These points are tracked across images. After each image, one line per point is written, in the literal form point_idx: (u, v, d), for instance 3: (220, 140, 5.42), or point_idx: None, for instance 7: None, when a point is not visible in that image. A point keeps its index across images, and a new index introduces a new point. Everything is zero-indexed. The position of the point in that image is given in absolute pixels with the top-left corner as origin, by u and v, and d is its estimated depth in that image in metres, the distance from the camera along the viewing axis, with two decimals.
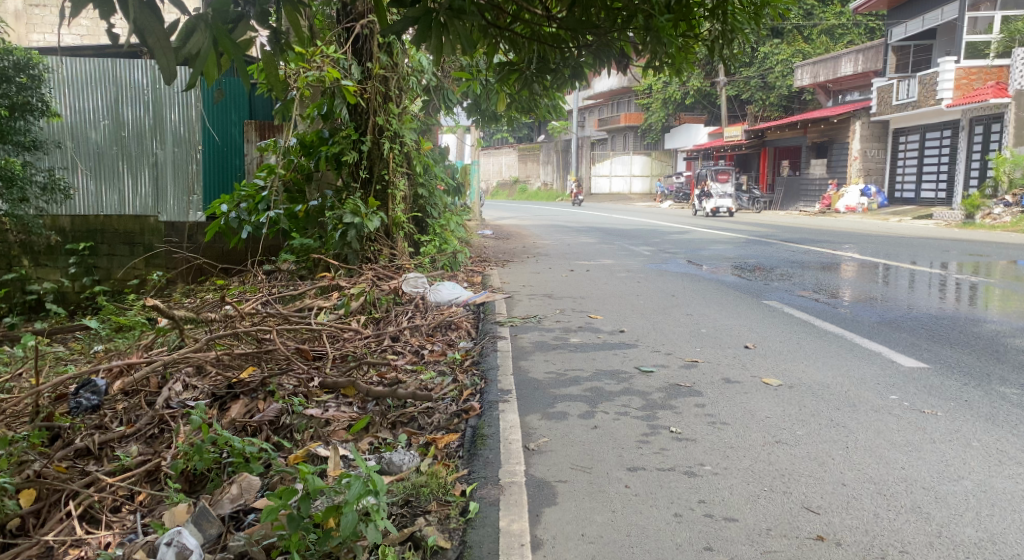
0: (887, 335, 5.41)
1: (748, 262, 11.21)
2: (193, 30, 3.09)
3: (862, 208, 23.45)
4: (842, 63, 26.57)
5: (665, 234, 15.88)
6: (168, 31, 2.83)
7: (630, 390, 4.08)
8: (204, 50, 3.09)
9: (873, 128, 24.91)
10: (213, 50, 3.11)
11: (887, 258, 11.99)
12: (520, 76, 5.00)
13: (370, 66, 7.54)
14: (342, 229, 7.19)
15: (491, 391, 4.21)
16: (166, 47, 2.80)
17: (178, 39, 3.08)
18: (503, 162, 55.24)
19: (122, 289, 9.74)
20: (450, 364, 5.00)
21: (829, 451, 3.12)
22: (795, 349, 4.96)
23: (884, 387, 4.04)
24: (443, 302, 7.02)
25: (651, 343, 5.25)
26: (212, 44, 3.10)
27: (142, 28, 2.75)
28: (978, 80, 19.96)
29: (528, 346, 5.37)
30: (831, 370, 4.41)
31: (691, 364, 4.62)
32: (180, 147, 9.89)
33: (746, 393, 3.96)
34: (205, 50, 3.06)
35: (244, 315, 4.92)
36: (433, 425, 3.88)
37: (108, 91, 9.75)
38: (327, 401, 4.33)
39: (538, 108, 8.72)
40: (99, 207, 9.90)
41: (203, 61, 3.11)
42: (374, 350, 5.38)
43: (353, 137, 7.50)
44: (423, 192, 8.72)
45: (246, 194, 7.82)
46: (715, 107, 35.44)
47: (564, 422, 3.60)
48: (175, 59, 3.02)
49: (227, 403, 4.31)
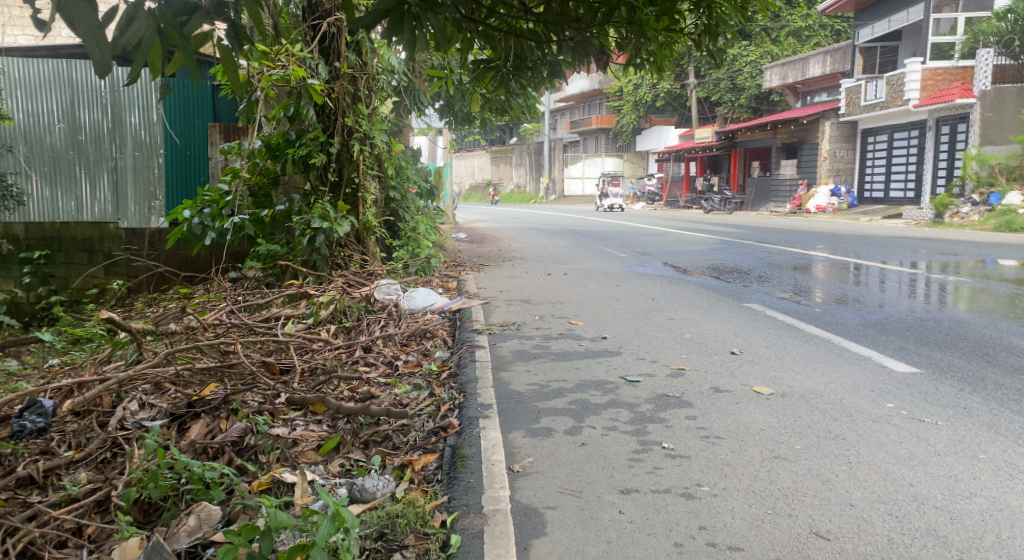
0: (874, 338, 5.24)
1: (725, 263, 11.07)
2: (133, 18, 2.83)
3: (832, 208, 23.62)
4: (810, 64, 26.71)
5: (640, 236, 15.79)
6: (103, 21, 2.58)
7: (617, 402, 3.87)
8: (146, 38, 2.82)
9: (842, 129, 25.07)
10: (158, 40, 2.85)
11: (858, 257, 11.93)
12: (497, 74, 4.79)
13: (338, 65, 7.29)
14: (310, 234, 6.91)
15: (470, 406, 3.97)
16: (100, 39, 2.54)
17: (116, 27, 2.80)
18: (475, 165, 55.21)
19: (80, 299, 9.35)
20: (426, 378, 4.76)
21: (832, 468, 2.93)
22: (783, 354, 4.77)
23: (879, 394, 3.84)
24: (417, 310, 6.79)
25: (635, 350, 5.06)
26: (156, 34, 2.84)
27: (71, 15, 2.50)
28: (944, 81, 20.38)
29: (507, 355, 5.14)
30: (824, 375, 4.23)
31: (677, 372, 4.42)
32: (140, 151, 9.52)
33: (739, 404, 3.77)
34: (148, 38, 2.80)
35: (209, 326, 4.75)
36: (409, 444, 3.64)
37: (64, 94, 9.38)
38: (295, 419, 4.17)
39: (512, 109, 8.52)
40: (54, 213, 9.60)
41: (146, 51, 2.84)
42: (345, 363, 5.16)
43: (322, 138, 7.24)
44: (395, 196, 8.43)
45: (210, 199, 7.64)
46: (685, 109, 35.64)
47: (549, 440, 3.38)
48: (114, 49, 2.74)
49: (186, 423, 4.09)
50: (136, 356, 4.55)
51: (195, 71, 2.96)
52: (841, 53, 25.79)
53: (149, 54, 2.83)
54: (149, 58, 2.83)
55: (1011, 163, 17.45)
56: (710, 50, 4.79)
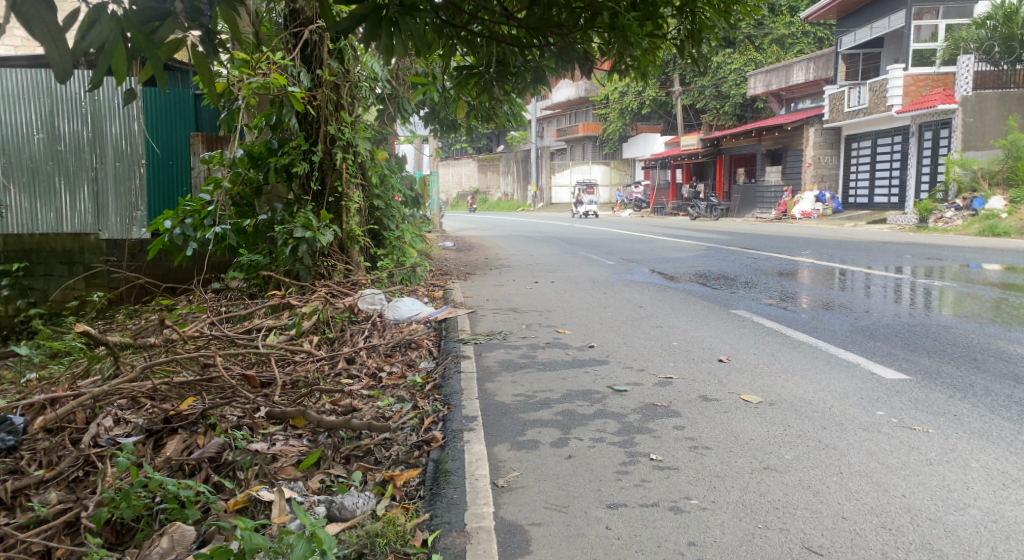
0: (862, 344, 5.19)
1: (712, 270, 11.04)
2: (94, 22, 2.74)
3: (817, 214, 23.72)
4: (793, 71, 26.87)
5: (626, 243, 15.77)
6: (62, 25, 2.50)
7: (604, 413, 3.80)
8: (109, 42, 2.74)
9: (826, 135, 25.20)
10: (121, 42, 2.77)
11: (843, 263, 11.95)
12: (479, 80, 4.64)
13: (319, 72, 7.20)
14: (292, 244, 6.81)
15: (455, 419, 3.89)
16: (59, 43, 2.46)
17: (79, 29, 2.71)
18: (462, 173, 55.18)
19: (59, 312, 9.25)
20: (410, 390, 4.67)
21: (823, 479, 2.87)
22: (771, 362, 4.72)
23: (868, 401, 3.78)
24: (402, 319, 6.70)
25: (622, 358, 5.00)
26: (119, 37, 2.76)
27: (28, 16, 2.41)
28: (926, 88, 20.44)
29: (493, 365, 5.06)
30: (812, 383, 4.18)
31: (665, 381, 4.36)
32: (121, 162, 9.39)
33: (727, 413, 3.71)
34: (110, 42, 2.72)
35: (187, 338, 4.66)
36: (391, 459, 3.55)
37: (43, 104, 9.23)
38: (275, 434, 4.12)
39: (497, 116, 8.46)
40: (34, 225, 9.40)
41: (109, 55, 2.76)
42: (328, 375, 5.07)
43: (304, 147, 7.17)
44: (380, 204, 8.40)
45: (191, 209, 7.40)
46: (670, 117, 35.75)
47: (535, 453, 3.30)
48: (75, 54, 2.66)
49: (163, 439, 4.02)
50: (112, 370, 4.48)
51: (159, 75, 2.90)
52: (824, 60, 25.93)
53: (113, 57, 2.75)
54: (114, 60, 2.75)
55: (994, 168, 17.58)
56: (694, 54, 4.66)
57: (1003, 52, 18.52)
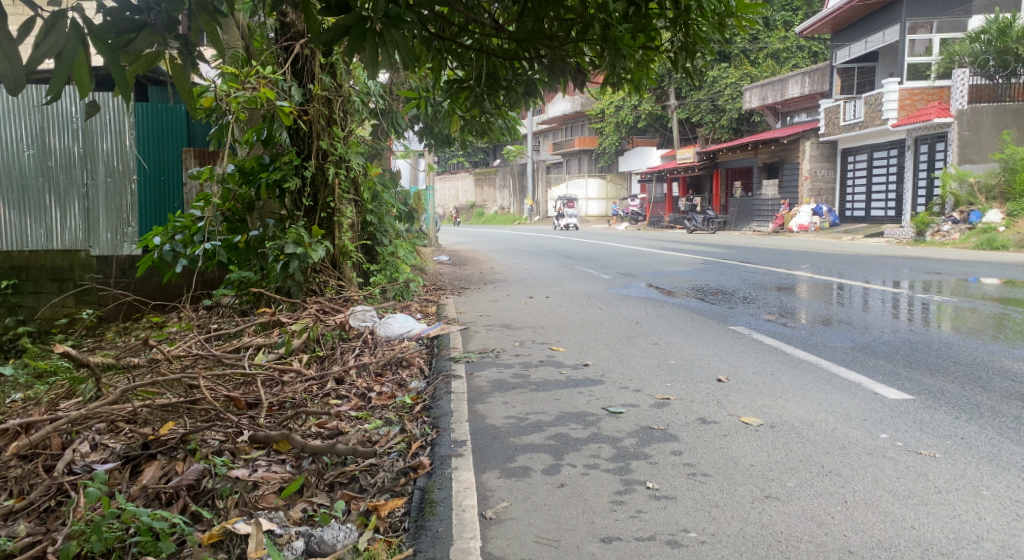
0: (863, 362, 5.06)
1: (709, 285, 10.92)
2: (53, 28, 2.67)
3: (814, 227, 23.65)
4: (789, 85, 26.88)
5: (623, 258, 15.66)
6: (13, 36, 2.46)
7: (599, 437, 3.66)
8: (68, 50, 2.68)
9: (822, 149, 25.18)
10: (81, 50, 2.71)
11: (840, 277, 11.85)
12: (470, 95, 4.59)
13: (311, 87, 7.06)
14: (284, 260, 6.72)
15: (443, 443, 3.75)
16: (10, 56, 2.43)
17: (36, 36, 2.64)
18: (459, 187, 55.13)
19: (50, 329, 9.03)
20: (399, 412, 4.53)
21: (827, 508, 2.73)
22: (771, 381, 4.59)
23: (872, 423, 3.64)
24: (393, 336, 6.56)
25: (617, 378, 4.86)
26: (79, 45, 2.70)
27: None
28: (921, 101, 20.41)
29: (484, 385, 4.92)
30: (813, 404, 4.04)
31: (662, 403, 4.22)
32: (112, 178, 9.28)
33: (726, 436, 3.57)
34: (69, 50, 2.66)
35: (170, 359, 4.56)
36: (376, 486, 3.42)
37: (33, 120, 9.11)
38: (257, 460, 4.00)
39: (491, 130, 8.36)
40: (23, 240, 9.29)
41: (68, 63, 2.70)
42: (316, 396, 4.93)
43: (296, 162, 7.03)
44: (373, 219, 8.24)
45: (181, 225, 7.42)
46: (666, 130, 35.75)
47: (525, 481, 3.16)
48: (31, 63, 2.60)
49: (141, 465, 3.94)
50: (93, 392, 4.42)
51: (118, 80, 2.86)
52: (819, 74, 25.97)
53: (73, 65, 2.68)
54: (74, 67, 2.68)
55: (991, 181, 17.53)
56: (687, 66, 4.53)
57: (997, 66, 18.50)
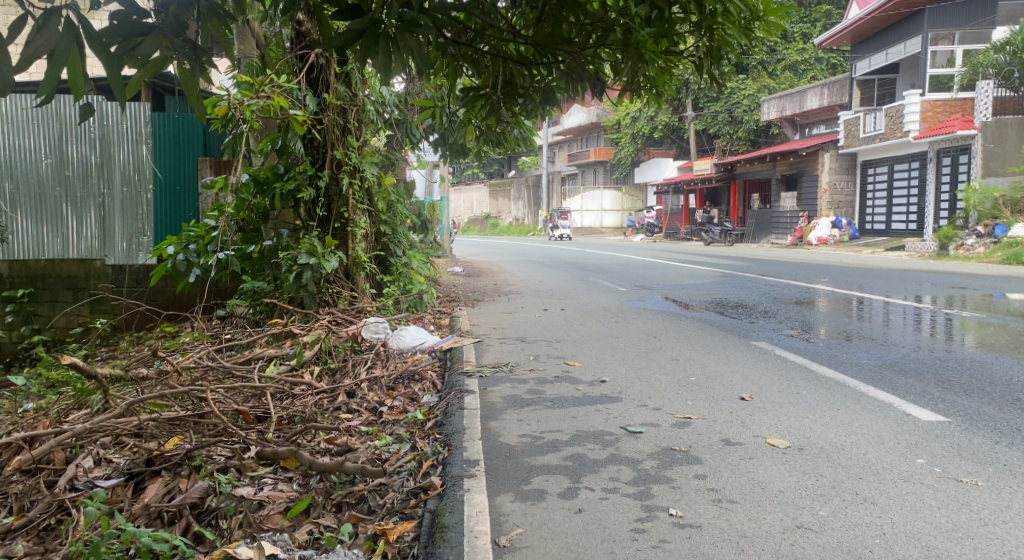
0: (893, 381, 4.87)
1: (728, 298, 10.71)
2: (46, 25, 2.65)
3: (833, 240, 23.38)
4: (808, 97, 26.65)
5: (639, 270, 15.46)
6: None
7: (618, 458, 3.51)
8: (60, 47, 2.64)
9: (841, 161, 24.89)
10: (75, 47, 2.68)
11: (861, 291, 11.62)
12: (486, 104, 4.31)
13: (326, 96, 6.99)
14: (296, 270, 6.60)
15: (455, 463, 3.61)
16: None
17: (27, 36, 2.62)
18: (474, 198, 55.11)
19: (64, 338, 9.13)
20: (410, 429, 4.38)
21: (864, 541, 2.57)
22: (797, 401, 4.41)
23: (908, 447, 3.45)
24: (406, 349, 6.43)
25: (636, 395, 4.70)
26: (73, 43, 2.67)
27: None
28: (944, 113, 20.25)
29: (498, 402, 4.76)
30: (843, 425, 3.86)
31: (684, 422, 4.06)
32: (129, 187, 9.22)
33: (752, 460, 3.40)
34: (61, 49, 2.63)
35: (180, 370, 4.44)
36: (386, 508, 3.28)
37: (52, 130, 9.10)
38: (263, 477, 3.86)
39: (506, 140, 8.24)
40: (39, 250, 9.21)
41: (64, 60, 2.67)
42: (326, 410, 4.81)
43: (310, 172, 6.93)
44: (386, 229, 8.10)
45: (195, 235, 7.23)
46: (683, 142, 35.53)
47: (541, 506, 3.01)
48: (22, 64, 2.59)
49: (145, 481, 3.82)
50: (100, 405, 4.32)
51: (113, 82, 2.82)
52: (839, 85, 25.71)
53: (66, 64, 2.68)
54: (68, 65, 2.68)
55: (1016, 195, 17.18)
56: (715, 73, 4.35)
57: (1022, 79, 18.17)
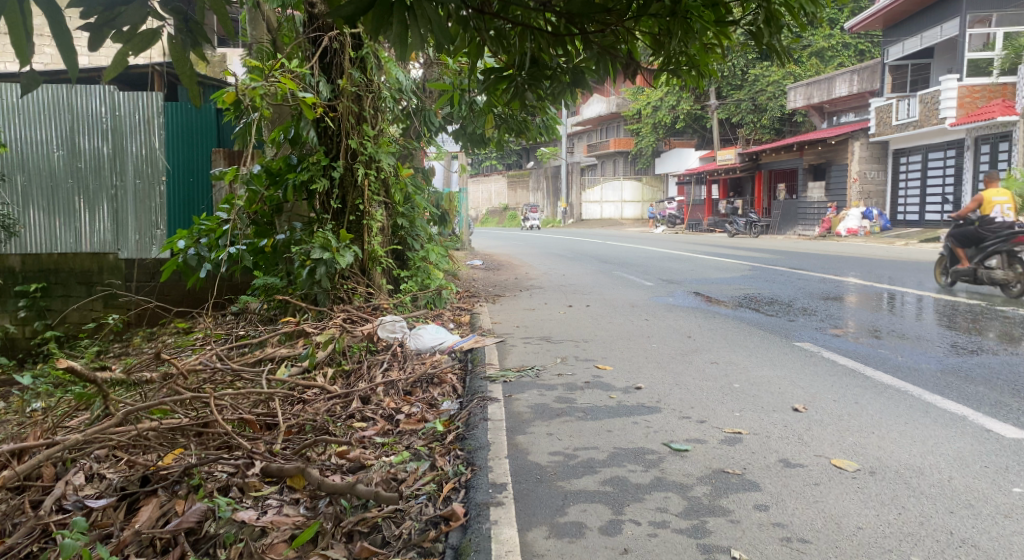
0: (960, 390, 4.45)
1: (759, 293, 10.25)
2: None
3: (863, 231, 22.71)
4: (836, 84, 25.96)
5: (664, 262, 14.96)
6: None
7: (664, 482, 3.11)
8: None
9: (871, 149, 24.15)
10: None
11: (895, 283, 11.14)
12: (510, 86, 3.96)
13: (339, 82, 6.61)
14: (309, 266, 6.25)
15: (479, 487, 3.22)
16: None
17: None
18: (492, 190, 54.59)
19: (77, 334, 8.77)
20: (429, 444, 3.96)
21: None
22: (859, 413, 4.00)
23: (999, 473, 3.05)
24: (424, 349, 6.03)
25: (676, 405, 4.29)
26: None
27: None
28: (982, 99, 19.54)
29: (524, 412, 4.35)
30: (916, 444, 3.45)
31: (733, 438, 3.65)
32: (141, 180, 8.91)
33: (819, 486, 3.00)
34: None
35: (186, 372, 4.11)
36: (403, 541, 2.90)
37: (63, 120, 8.78)
38: (267, 498, 3.50)
39: (528, 127, 7.88)
40: (52, 245, 8.92)
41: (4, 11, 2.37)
42: (339, 417, 4.42)
43: (324, 162, 6.55)
44: (404, 222, 7.69)
45: (206, 228, 6.76)
46: (706, 131, 34.81)
47: (580, 545, 2.64)
48: None
49: (139, 502, 3.44)
50: (99, 411, 3.95)
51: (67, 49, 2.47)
52: (869, 72, 24.92)
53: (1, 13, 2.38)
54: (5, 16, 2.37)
55: None
56: (780, 44, 3.91)
57: None
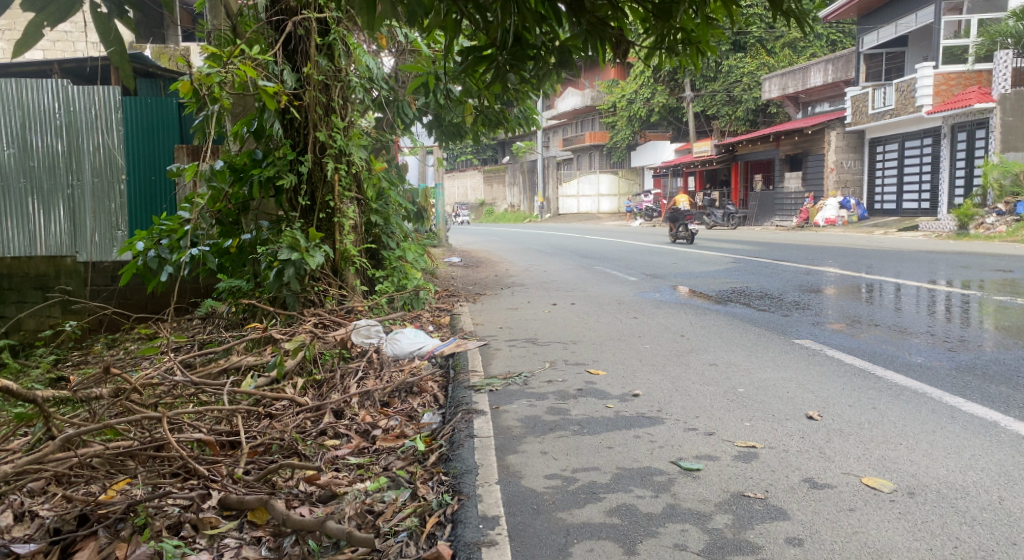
0: (978, 390, 4.14)
1: (747, 287, 9.94)
2: None
3: (842, 220, 22.50)
4: (811, 73, 25.81)
5: (645, 256, 14.63)
6: None
7: (679, 510, 2.74)
8: None
9: (848, 139, 24.03)
10: None
11: (873, 273, 10.92)
12: (491, 67, 3.47)
13: (304, 70, 6.15)
14: (277, 267, 5.79)
15: (468, 521, 2.82)
16: None
17: None
18: (468, 185, 54.10)
19: (33, 341, 8.19)
20: (410, 467, 3.54)
21: None
22: (877, 420, 3.66)
23: None
24: (402, 355, 5.50)
25: (680, 414, 3.92)
26: None
27: None
28: (958, 86, 19.39)
29: (515, 426, 3.96)
30: (951, 456, 3.11)
31: (748, 453, 3.29)
32: (99, 177, 8.32)
33: (855, 512, 2.65)
34: None
35: (141, 388, 3.64)
36: None
37: (13, 117, 8.18)
38: (226, 536, 3.06)
39: (503, 117, 7.48)
40: (5, 248, 8.34)
41: None
42: (309, 436, 3.96)
43: (291, 157, 6.11)
44: (378, 219, 7.27)
45: (167, 229, 6.25)
46: (680, 124, 34.55)
47: None
48: None
49: (76, 545, 2.96)
50: (39, 435, 3.40)
51: None
52: (845, 61, 24.80)
53: None
54: None
55: None
56: (800, 11, 3.65)
57: None
